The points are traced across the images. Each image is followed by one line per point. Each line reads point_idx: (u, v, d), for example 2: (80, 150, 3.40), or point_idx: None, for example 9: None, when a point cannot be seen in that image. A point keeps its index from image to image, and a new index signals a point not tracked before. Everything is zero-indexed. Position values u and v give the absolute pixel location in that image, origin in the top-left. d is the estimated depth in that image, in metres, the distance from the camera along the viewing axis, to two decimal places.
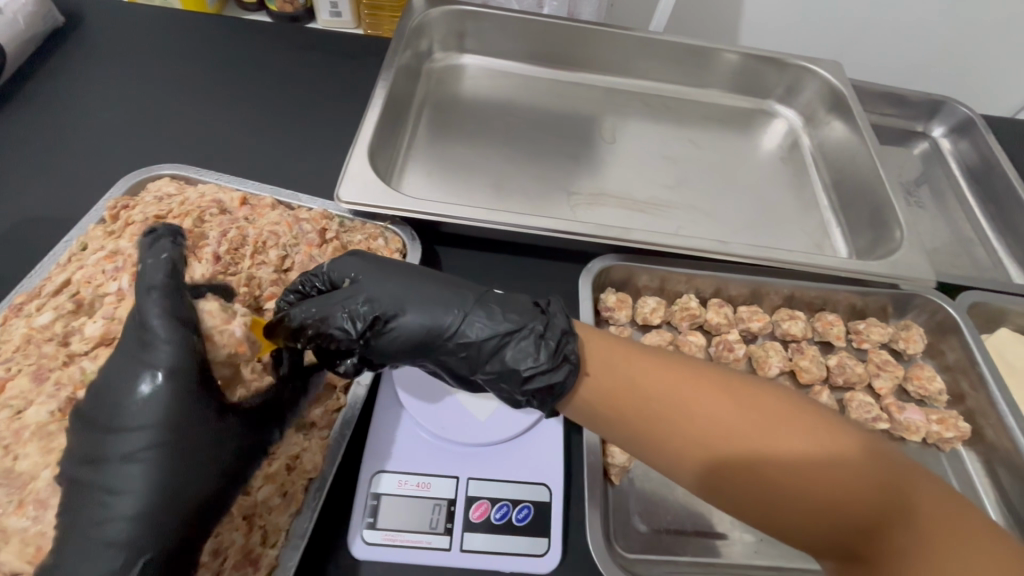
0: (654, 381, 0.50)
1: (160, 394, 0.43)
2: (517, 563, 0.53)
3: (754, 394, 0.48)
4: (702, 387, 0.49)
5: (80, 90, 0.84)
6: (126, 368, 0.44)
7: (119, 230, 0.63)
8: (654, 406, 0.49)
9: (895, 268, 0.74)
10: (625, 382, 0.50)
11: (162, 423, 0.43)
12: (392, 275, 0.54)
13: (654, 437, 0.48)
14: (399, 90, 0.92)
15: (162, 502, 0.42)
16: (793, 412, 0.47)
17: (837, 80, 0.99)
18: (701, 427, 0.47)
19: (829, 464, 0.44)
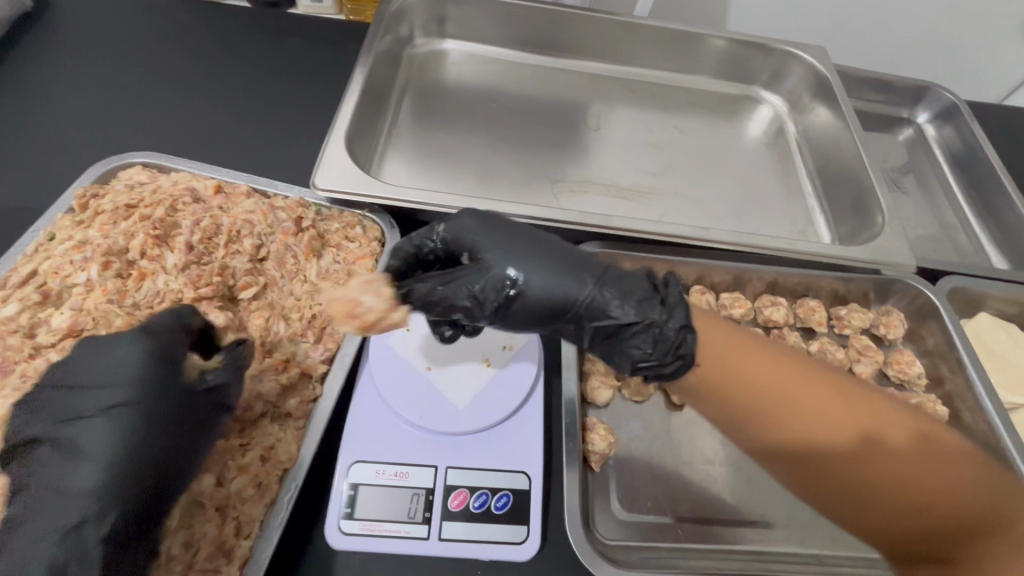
0: (767, 372, 0.46)
1: (138, 353, 0.48)
2: (496, 551, 0.53)
3: (862, 398, 0.47)
4: (817, 377, 0.47)
5: (48, 76, 0.82)
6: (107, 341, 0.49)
7: (88, 219, 0.62)
8: (771, 397, 0.46)
9: (876, 253, 0.74)
10: (745, 370, 0.46)
11: (133, 375, 0.47)
12: (513, 248, 0.52)
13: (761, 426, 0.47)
14: (378, 76, 0.90)
15: (131, 451, 0.45)
16: (889, 412, 0.47)
17: (821, 65, 0.98)
18: (817, 419, 0.45)
19: (928, 471, 0.46)
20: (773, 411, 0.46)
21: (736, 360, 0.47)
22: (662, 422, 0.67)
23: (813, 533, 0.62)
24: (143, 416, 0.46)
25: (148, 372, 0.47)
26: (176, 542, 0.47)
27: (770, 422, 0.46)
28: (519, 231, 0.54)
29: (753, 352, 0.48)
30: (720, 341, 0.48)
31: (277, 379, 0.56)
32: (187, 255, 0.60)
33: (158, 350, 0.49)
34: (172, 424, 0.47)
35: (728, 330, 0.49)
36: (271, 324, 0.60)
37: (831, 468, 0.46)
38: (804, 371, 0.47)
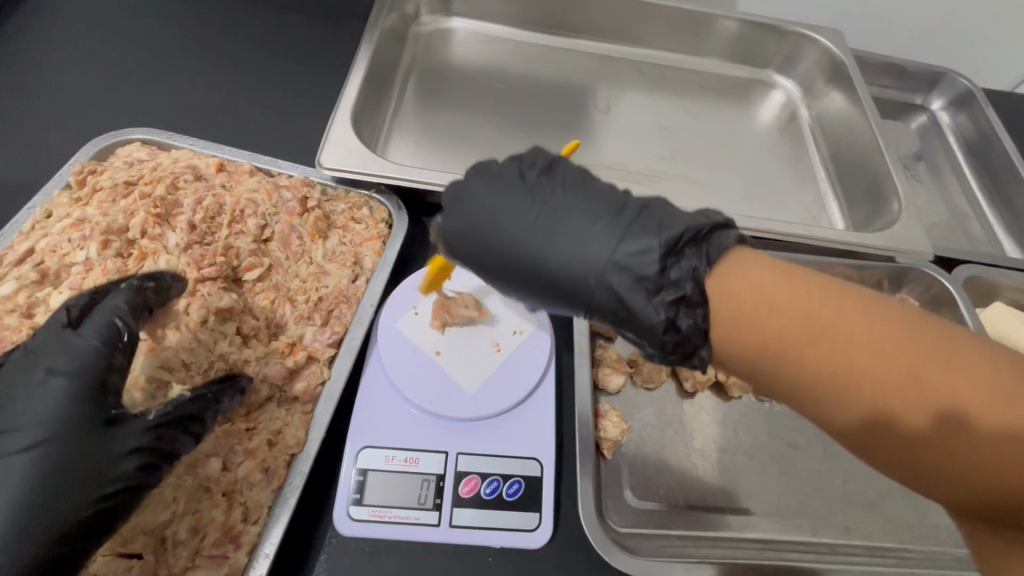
0: (793, 325, 0.38)
1: (65, 379, 0.44)
2: (508, 538, 0.52)
3: (929, 350, 0.36)
4: (870, 324, 0.37)
5: (43, 50, 0.79)
6: (40, 358, 0.44)
7: (86, 197, 0.60)
8: (810, 352, 0.38)
9: (892, 241, 0.73)
10: (776, 325, 0.38)
11: (60, 410, 0.43)
12: (506, 252, 0.47)
13: (798, 383, 0.39)
14: (384, 54, 0.88)
15: (57, 481, 0.41)
16: (975, 370, 0.36)
17: (837, 48, 0.96)
18: (850, 374, 0.37)
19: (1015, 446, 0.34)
20: (814, 368, 0.38)
21: (764, 311, 0.39)
22: (673, 410, 0.66)
23: (826, 522, 0.61)
24: (72, 446, 0.42)
25: (76, 414, 0.43)
26: (183, 527, 0.46)
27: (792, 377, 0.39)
28: (505, 215, 0.47)
29: (783, 296, 0.39)
30: (750, 287, 0.40)
31: (283, 363, 0.55)
32: (190, 235, 0.58)
33: (92, 380, 0.44)
34: (91, 475, 0.42)
35: (767, 273, 0.40)
36: (277, 307, 0.58)
37: (874, 424, 0.37)
38: (862, 317, 0.38)
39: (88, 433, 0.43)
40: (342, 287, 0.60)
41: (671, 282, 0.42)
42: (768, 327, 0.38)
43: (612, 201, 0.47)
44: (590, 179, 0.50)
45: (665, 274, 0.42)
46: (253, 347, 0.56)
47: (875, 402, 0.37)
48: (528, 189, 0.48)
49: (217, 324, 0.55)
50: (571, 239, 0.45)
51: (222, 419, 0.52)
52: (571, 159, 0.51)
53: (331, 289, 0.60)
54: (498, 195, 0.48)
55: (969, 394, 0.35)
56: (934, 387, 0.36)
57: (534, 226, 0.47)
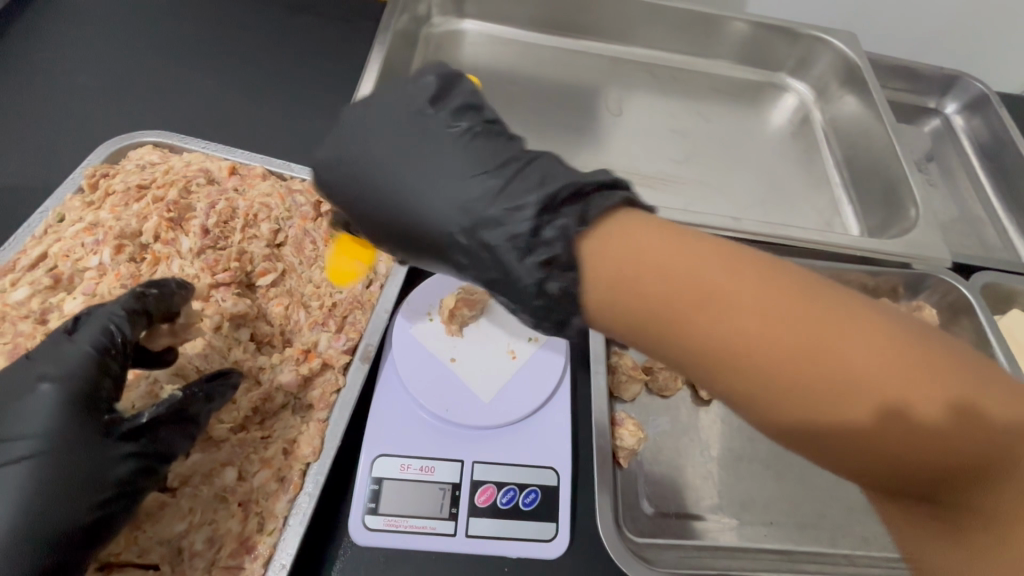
0: (679, 286, 0.35)
1: (66, 381, 0.44)
2: (524, 549, 0.51)
3: (824, 315, 0.33)
4: (761, 285, 0.34)
5: (56, 51, 0.78)
6: (41, 361, 0.44)
7: (98, 200, 0.59)
8: (699, 316, 0.35)
9: (909, 247, 0.73)
10: (657, 289, 0.35)
11: (64, 413, 0.43)
12: (377, 202, 0.45)
13: (698, 358, 0.35)
14: (396, 56, 0.87)
15: (64, 482, 0.42)
16: (874, 337, 0.32)
17: (851, 51, 0.95)
18: (742, 340, 0.33)
19: (920, 418, 0.31)
20: (701, 333, 0.34)
21: (659, 275, 0.35)
22: (687, 418, 0.65)
23: (843, 532, 0.60)
24: (76, 449, 0.43)
25: (80, 415, 0.44)
26: (200, 538, 0.46)
27: (685, 345, 0.35)
28: (403, 153, 0.45)
29: (669, 257, 0.36)
30: (632, 246, 0.37)
31: (298, 370, 0.54)
32: (203, 240, 0.57)
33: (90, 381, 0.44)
34: (93, 478, 0.42)
35: (651, 230, 0.38)
36: (291, 313, 0.57)
37: (775, 401, 0.33)
38: (760, 285, 0.34)
39: (91, 437, 0.43)
40: (357, 293, 0.60)
41: (544, 242, 0.39)
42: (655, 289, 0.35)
43: (510, 156, 0.44)
44: (490, 130, 0.46)
45: (538, 230, 0.39)
46: (267, 354, 0.55)
47: (771, 372, 0.33)
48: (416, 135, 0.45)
49: (231, 330, 0.54)
50: (443, 192, 0.43)
51: (237, 427, 0.51)
52: (481, 109, 0.48)
53: (345, 294, 0.59)
54: (383, 143, 0.46)
55: (868, 364, 0.32)
56: (840, 358, 0.32)
57: (409, 178, 0.44)
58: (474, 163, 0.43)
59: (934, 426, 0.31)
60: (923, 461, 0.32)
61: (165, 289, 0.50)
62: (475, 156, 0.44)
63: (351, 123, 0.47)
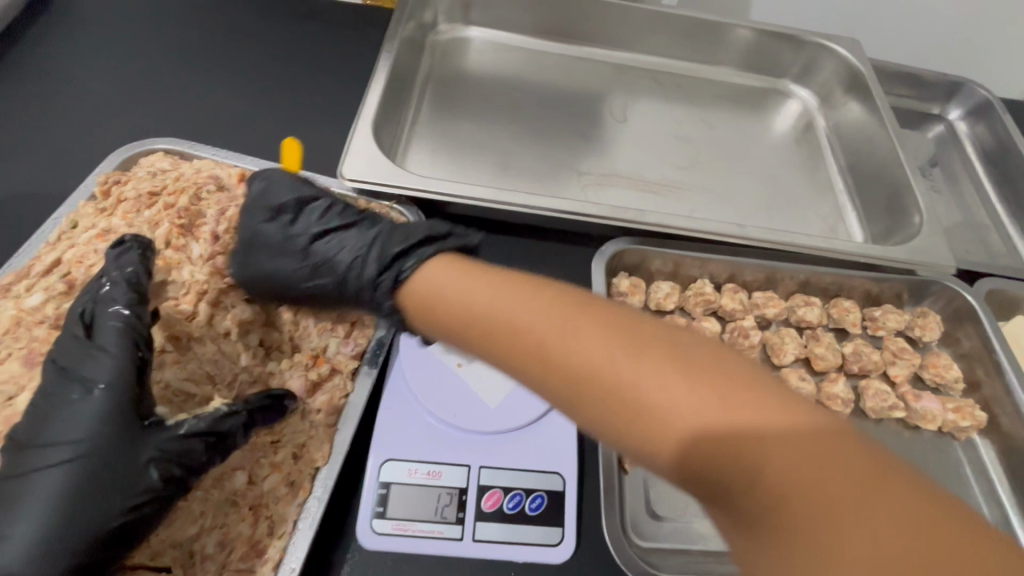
0: (465, 302, 0.45)
1: (103, 387, 0.44)
2: (531, 553, 0.52)
3: (570, 317, 0.41)
4: (519, 300, 0.43)
5: (69, 60, 0.80)
6: (77, 367, 0.45)
7: (111, 207, 0.60)
8: (477, 327, 0.44)
9: (912, 254, 0.72)
10: (450, 310, 0.46)
11: (102, 417, 0.44)
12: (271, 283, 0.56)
13: (491, 363, 0.44)
14: (403, 63, 0.88)
15: (98, 486, 0.42)
16: (596, 339, 0.39)
17: (856, 58, 0.96)
18: (508, 342, 0.42)
19: (648, 408, 0.36)
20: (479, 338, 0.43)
21: (458, 300, 0.46)
22: None
23: None
24: (112, 453, 0.43)
25: (116, 420, 0.44)
26: (211, 541, 0.46)
27: (483, 347, 0.44)
28: (265, 249, 0.57)
29: (455, 288, 0.47)
30: (433, 289, 0.48)
31: (306, 375, 0.55)
32: (213, 245, 0.58)
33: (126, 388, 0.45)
34: (128, 483, 0.43)
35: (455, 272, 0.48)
36: (299, 319, 0.59)
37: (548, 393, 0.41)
38: (538, 298, 0.42)
39: (127, 442, 0.44)
40: None
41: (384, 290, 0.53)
42: (447, 311, 0.46)
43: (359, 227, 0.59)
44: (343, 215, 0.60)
45: (378, 288, 0.54)
46: (276, 359, 0.56)
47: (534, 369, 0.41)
48: (291, 239, 0.58)
49: (241, 336, 0.55)
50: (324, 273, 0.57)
51: None
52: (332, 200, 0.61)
53: None
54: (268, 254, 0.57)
55: (593, 361, 0.38)
56: (572, 357, 0.39)
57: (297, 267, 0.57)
58: (339, 246, 0.57)
59: (654, 413, 0.36)
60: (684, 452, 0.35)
61: (145, 248, 0.51)
62: (339, 239, 0.58)
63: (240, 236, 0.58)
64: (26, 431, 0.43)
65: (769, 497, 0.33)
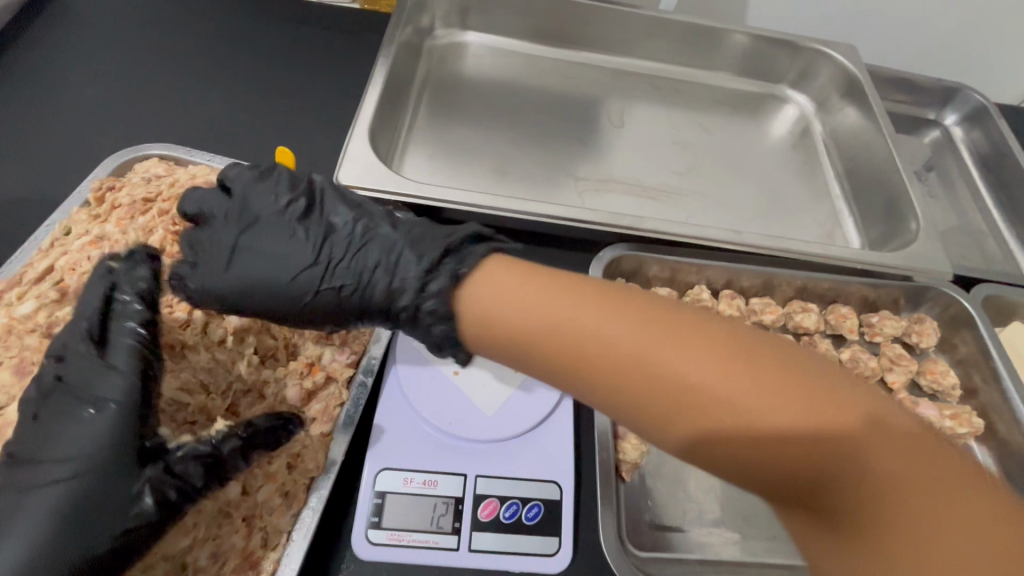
0: (556, 314, 0.44)
1: (107, 408, 0.44)
2: (528, 563, 0.52)
3: (670, 330, 0.42)
4: (613, 312, 0.43)
5: (62, 65, 0.79)
6: (82, 386, 0.45)
7: (104, 213, 0.60)
8: (569, 342, 0.43)
9: (908, 260, 0.73)
10: (533, 322, 0.44)
11: (104, 439, 0.43)
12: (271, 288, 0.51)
13: (585, 378, 0.44)
14: (399, 68, 0.88)
15: (92, 510, 0.41)
16: (702, 351, 0.41)
17: (852, 64, 0.96)
18: (609, 356, 0.42)
19: (762, 419, 0.38)
20: (575, 354, 0.43)
21: (541, 311, 0.44)
22: None
23: None
24: (111, 476, 0.42)
25: (119, 442, 0.43)
26: (204, 553, 0.46)
27: (578, 361, 0.43)
28: (271, 255, 0.52)
29: (533, 297, 0.45)
30: (502, 295, 0.46)
31: (302, 384, 0.54)
32: None
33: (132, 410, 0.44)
34: (122, 507, 0.42)
35: (522, 278, 0.47)
36: (295, 326, 0.58)
37: (653, 407, 0.41)
38: (624, 314, 0.43)
39: (127, 466, 0.43)
40: None
41: (428, 293, 0.49)
42: (530, 324, 0.44)
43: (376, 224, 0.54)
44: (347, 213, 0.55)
45: (425, 289, 0.50)
46: (271, 366, 0.56)
47: (637, 385, 0.42)
48: (296, 241, 0.52)
49: (235, 344, 0.54)
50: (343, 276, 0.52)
51: None
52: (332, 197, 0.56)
53: None
54: (274, 261, 0.51)
55: (704, 375, 0.40)
56: (681, 370, 0.40)
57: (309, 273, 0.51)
58: (362, 246, 0.53)
59: (766, 423, 0.38)
60: (796, 457, 0.38)
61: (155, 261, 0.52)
62: (358, 238, 0.53)
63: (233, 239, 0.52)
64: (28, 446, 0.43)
65: (872, 490, 0.37)
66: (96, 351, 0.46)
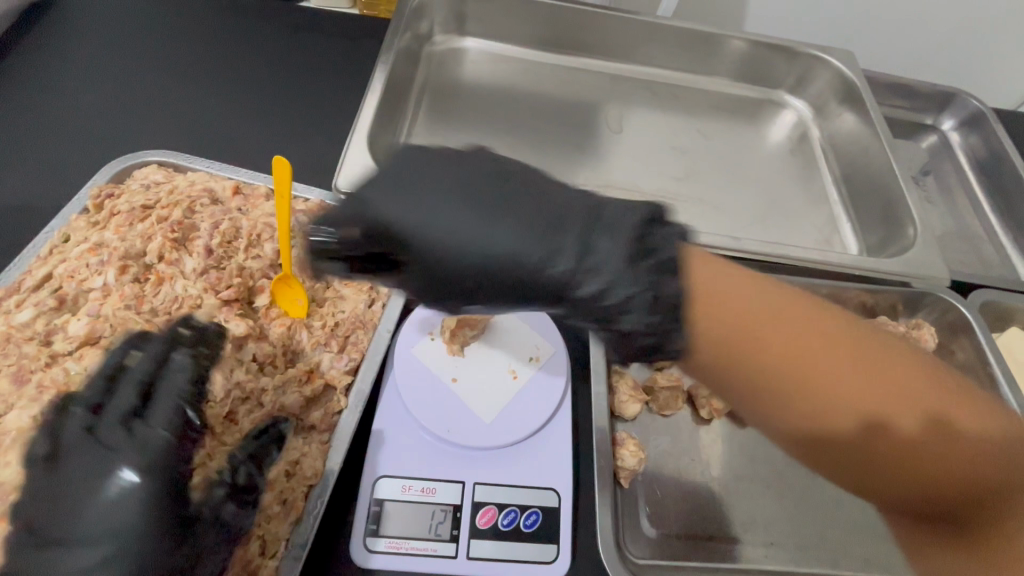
0: (773, 331, 0.41)
1: (136, 473, 0.42)
2: (527, 571, 0.51)
3: (866, 353, 0.43)
4: (816, 333, 0.42)
5: (62, 71, 0.79)
6: (105, 453, 0.43)
7: (103, 220, 0.60)
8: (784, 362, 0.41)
9: (907, 266, 0.74)
10: (757, 336, 0.41)
11: (135, 506, 0.41)
12: (466, 241, 0.42)
13: (792, 402, 0.42)
14: (398, 74, 0.88)
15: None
16: (891, 373, 0.43)
17: (849, 70, 0.96)
18: (821, 379, 0.41)
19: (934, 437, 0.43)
20: (791, 375, 0.41)
21: (759, 327, 0.41)
22: (688, 438, 0.65)
23: (844, 554, 0.60)
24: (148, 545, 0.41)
25: (150, 508, 0.41)
26: None
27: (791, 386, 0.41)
28: (471, 205, 0.43)
29: (754, 305, 0.42)
30: (720, 303, 0.42)
31: (301, 391, 0.55)
32: (207, 259, 0.58)
33: (161, 471, 0.43)
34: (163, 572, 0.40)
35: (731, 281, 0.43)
36: (293, 332, 0.58)
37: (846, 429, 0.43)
38: (820, 345, 0.42)
39: (162, 529, 0.41)
40: (359, 312, 0.60)
41: (655, 259, 0.42)
42: (754, 337, 0.41)
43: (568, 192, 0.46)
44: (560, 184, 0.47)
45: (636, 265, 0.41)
46: (269, 374, 0.55)
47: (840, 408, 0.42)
48: (473, 190, 0.44)
49: (233, 351, 0.54)
50: (539, 236, 0.43)
51: None
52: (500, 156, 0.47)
53: (348, 313, 0.60)
54: (463, 210, 0.43)
55: (894, 400, 0.43)
56: (879, 397, 0.42)
57: (504, 228, 0.43)
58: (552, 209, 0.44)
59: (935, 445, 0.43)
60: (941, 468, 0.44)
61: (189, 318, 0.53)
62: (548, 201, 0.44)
63: (394, 181, 0.43)
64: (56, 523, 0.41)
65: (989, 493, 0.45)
66: (119, 416, 0.45)
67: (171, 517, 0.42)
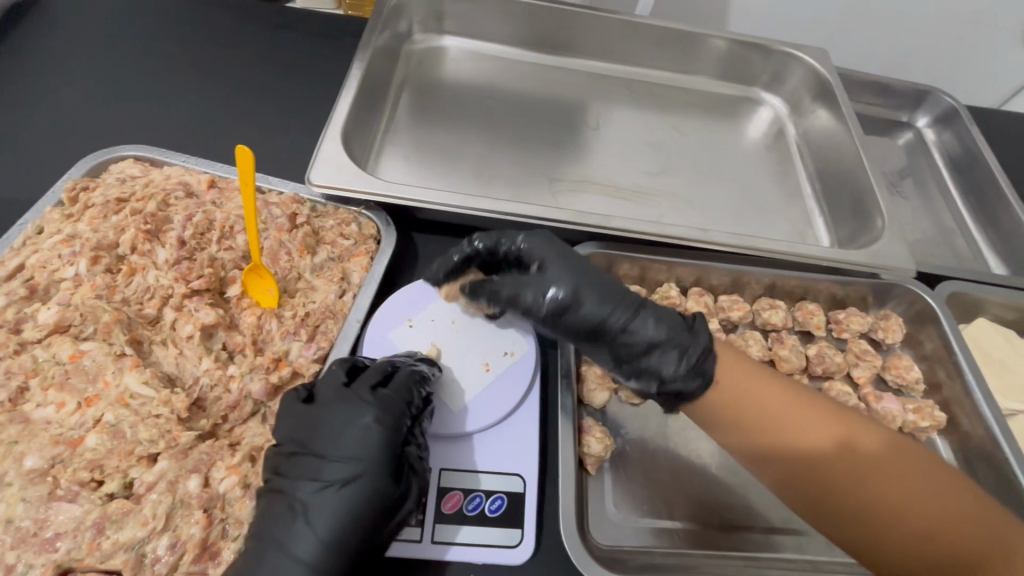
0: (760, 398, 0.54)
1: (373, 425, 0.50)
2: (491, 555, 0.52)
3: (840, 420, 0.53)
4: (798, 402, 0.54)
5: (41, 68, 0.80)
6: (346, 408, 0.51)
7: (77, 213, 0.61)
8: (765, 419, 0.53)
9: (876, 258, 0.73)
10: (747, 392, 0.54)
11: (370, 449, 0.49)
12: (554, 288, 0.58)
13: (768, 450, 0.52)
14: (376, 72, 0.89)
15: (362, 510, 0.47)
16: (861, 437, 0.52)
17: (823, 67, 0.98)
18: (794, 431, 0.52)
19: (909, 498, 0.49)
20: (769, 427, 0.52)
21: (751, 388, 0.54)
22: (658, 426, 0.65)
23: (809, 539, 0.61)
24: (378, 482, 0.48)
25: (382, 450, 0.49)
26: (162, 544, 0.45)
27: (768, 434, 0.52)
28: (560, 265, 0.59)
29: (749, 378, 0.55)
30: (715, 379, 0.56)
31: (267, 378, 0.55)
32: (179, 251, 0.58)
33: (389, 425, 0.50)
34: (382, 504, 0.47)
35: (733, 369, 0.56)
36: (263, 323, 0.58)
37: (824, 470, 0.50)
38: (812, 424, 0.52)
39: (387, 468, 0.48)
40: (329, 302, 0.61)
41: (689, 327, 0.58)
42: (743, 394, 0.54)
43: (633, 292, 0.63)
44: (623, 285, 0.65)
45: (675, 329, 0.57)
46: (238, 362, 0.56)
47: (813, 457, 0.51)
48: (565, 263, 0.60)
49: (203, 340, 0.55)
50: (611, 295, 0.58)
51: (207, 434, 0.51)
52: None
53: (318, 304, 0.61)
54: (557, 266, 0.59)
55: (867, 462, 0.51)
56: (849, 455, 0.51)
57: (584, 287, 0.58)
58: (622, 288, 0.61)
59: (908, 503, 0.49)
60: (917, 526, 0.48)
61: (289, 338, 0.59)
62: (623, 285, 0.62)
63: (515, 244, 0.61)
64: (315, 445, 0.50)
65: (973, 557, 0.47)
66: (369, 385, 0.52)
67: (396, 468, 0.49)
